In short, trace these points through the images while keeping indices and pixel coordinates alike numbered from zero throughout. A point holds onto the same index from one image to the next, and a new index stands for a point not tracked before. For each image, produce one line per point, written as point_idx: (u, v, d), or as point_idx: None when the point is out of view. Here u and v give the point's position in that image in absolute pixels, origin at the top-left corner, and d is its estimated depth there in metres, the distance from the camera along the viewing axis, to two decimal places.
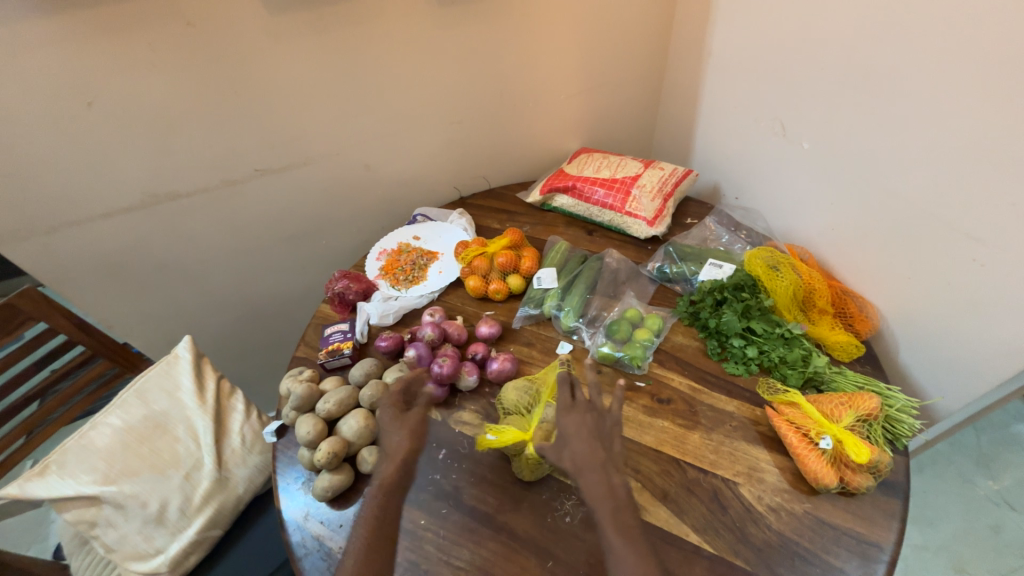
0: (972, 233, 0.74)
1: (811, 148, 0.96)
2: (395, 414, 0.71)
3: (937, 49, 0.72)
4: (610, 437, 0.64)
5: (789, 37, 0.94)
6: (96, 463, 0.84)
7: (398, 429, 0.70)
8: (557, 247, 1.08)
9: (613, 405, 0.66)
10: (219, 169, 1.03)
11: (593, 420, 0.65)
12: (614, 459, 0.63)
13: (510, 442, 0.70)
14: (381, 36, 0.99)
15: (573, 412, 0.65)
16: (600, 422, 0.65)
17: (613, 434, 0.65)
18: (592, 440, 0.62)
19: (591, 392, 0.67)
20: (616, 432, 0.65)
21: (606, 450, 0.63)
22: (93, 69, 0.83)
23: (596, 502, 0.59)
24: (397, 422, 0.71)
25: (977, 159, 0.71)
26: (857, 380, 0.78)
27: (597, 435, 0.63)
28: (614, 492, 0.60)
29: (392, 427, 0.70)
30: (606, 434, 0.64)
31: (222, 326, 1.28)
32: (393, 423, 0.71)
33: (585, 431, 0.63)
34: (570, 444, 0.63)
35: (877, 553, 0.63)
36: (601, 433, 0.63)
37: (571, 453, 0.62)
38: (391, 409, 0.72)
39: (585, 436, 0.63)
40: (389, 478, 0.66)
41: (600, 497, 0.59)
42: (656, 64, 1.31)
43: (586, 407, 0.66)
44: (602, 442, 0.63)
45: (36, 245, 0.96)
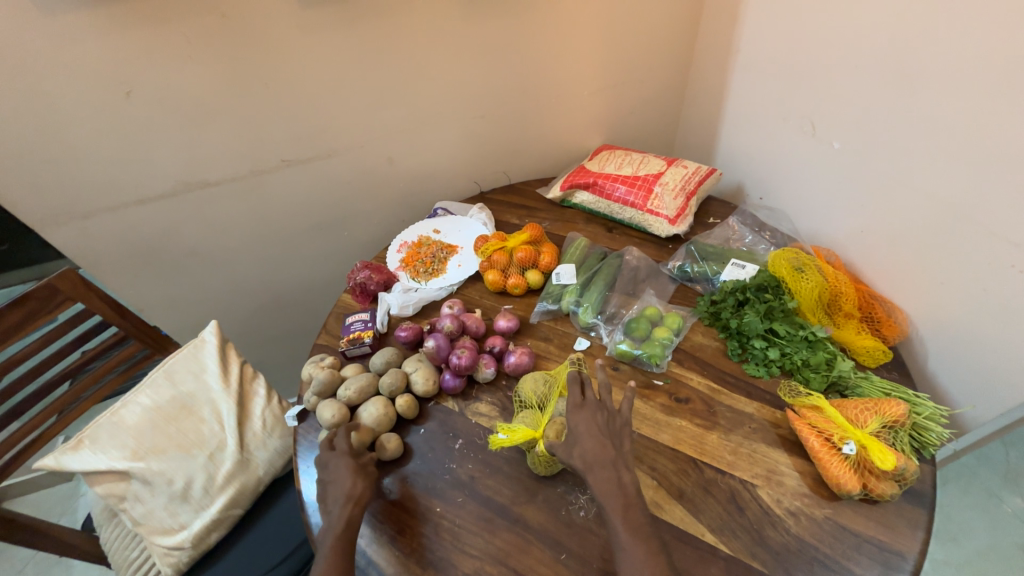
0: (1010, 239, 0.71)
1: (841, 148, 0.94)
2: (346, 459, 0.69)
3: (979, 47, 0.69)
4: (620, 435, 0.65)
5: (822, 33, 0.91)
6: (126, 440, 0.88)
7: (345, 479, 0.68)
8: (576, 243, 1.08)
9: (623, 405, 0.67)
10: (248, 159, 1.06)
11: (604, 419, 0.65)
12: (625, 457, 0.63)
13: (519, 441, 0.70)
14: (408, 30, 1.00)
15: (583, 410, 0.66)
16: (610, 420, 0.66)
17: (624, 433, 0.66)
18: (603, 437, 0.63)
19: (601, 391, 0.68)
20: (626, 431, 0.66)
21: (617, 448, 0.63)
22: (132, 60, 0.86)
23: (607, 498, 0.59)
24: (340, 470, 0.68)
25: (1019, 162, 0.68)
26: (883, 386, 0.77)
27: (606, 433, 0.64)
28: (624, 489, 0.60)
29: (338, 478, 0.68)
30: (616, 432, 0.65)
31: (246, 312, 1.32)
32: (341, 471, 0.68)
33: (595, 429, 0.64)
34: (580, 442, 0.63)
35: (899, 562, 0.61)
36: (611, 431, 0.64)
37: (581, 451, 0.62)
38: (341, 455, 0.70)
39: (596, 434, 0.63)
40: (343, 528, 0.64)
41: (611, 495, 0.59)
42: (682, 61, 1.29)
43: (596, 407, 0.66)
44: (613, 440, 0.64)
45: (75, 229, 1.00)
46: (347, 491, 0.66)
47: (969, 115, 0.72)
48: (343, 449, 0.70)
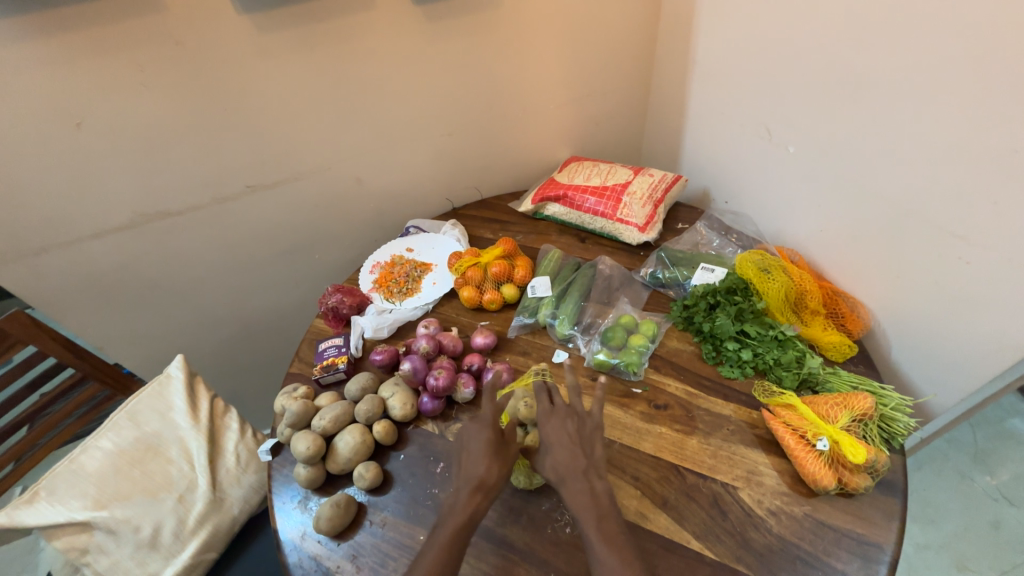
0: (956, 232, 0.76)
1: (797, 151, 0.98)
2: (488, 436, 0.65)
3: (913, 54, 0.74)
4: (592, 442, 0.65)
5: (773, 43, 0.96)
6: (87, 488, 0.83)
7: (479, 458, 0.64)
8: (549, 255, 1.08)
9: (592, 409, 0.67)
10: (210, 187, 1.03)
11: (575, 425, 0.65)
12: (597, 463, 0.63)
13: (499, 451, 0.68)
14: (371, 51, 1.00)
15: (554, 418, 0.66)
16: (581, 426, 0.66)
17: (596, 438, 0.65)
18: (574, 445, 0.63)
19: (571, 396, 0.68)
20: (597, 435, 0.65)
21: (588, 455, 0.63)
22: (83, 91, 0.83)
23: (579, 509, 0.59)
24: (479, 446, 0.65)
25: (958, 160, 0.73)
26: (851, 380, 0.79)
27: (578, 441, 0.64)
28: (596, 499, 0.60)
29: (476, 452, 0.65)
30: (587, 438, 0.64)
31: (215, 343, 1.27)
32: (478, 448, 0.65)
33: (567, 438, 0.64)
34: (552, 452, 0.63)
35: (878, 554, 0.63)
36: (581, 438, 0.64)
37: (553, 461, 0.62)
38: (483, 430, 0.66)
39: (567, 443, 0.63)
40: (473, 506, 0.61)
41: (583, 505, 0.59)
42: (643, 72, 1.33)
43: (567, 413, 0.67)
44: (584, 447, 0.64)
45: (24, 267, 0.95)
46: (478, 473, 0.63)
47: (909, 117, 0.77)
48: (485, 424, 0.66)
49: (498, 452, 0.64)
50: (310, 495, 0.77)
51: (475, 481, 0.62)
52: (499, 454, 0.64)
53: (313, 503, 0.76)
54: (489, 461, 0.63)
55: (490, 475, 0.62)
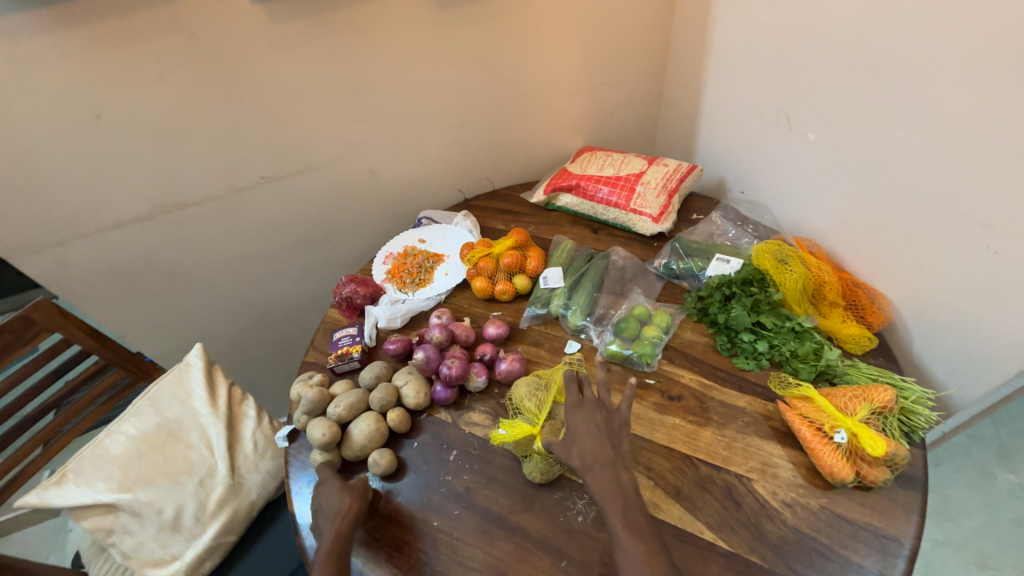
0: (984, 221, 0.73)
1: (817, 140, 0.95)
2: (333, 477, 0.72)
3: (941, 37, 0.71)
4: (620, 435, 0.65)
5: (793, 28, 0.93)
6: (112, 471, 0.85)
7: (334, 493, 0.70)
8: (562, 246, 1.08)
9: (622, 404, 0.67)
10: (226, 178, 1.04)
11: (603, 418, 0.65)
12: (624, 456, 0.63)
13: (520, 435, 0.71)
14: (383, 41, 1.00)
15: (582, 410, 0.66)
16: (609, 419, 0.66)
17: (623, 432, 0.65)
18: (602, 437, 0.63)
19: (601, 390, 0.68)
20: (624, 429, 0.66)
21: (616, 447, 0.63)
22: (102, 83, 0.85)
23: (606, 498, 0.59)
24: (331, 484, 0.71)
25: (988, 147, 0.70)
26: (871, 372, 0.77)
27: (605, 433, 0.64)
28: (623, 490, 0.60)
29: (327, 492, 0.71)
30: (615, 432, 0.65)
31: (232, 332, 1.29)
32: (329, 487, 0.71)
33: (594, 429, 0.64)
34: (579, 441, 0.63)
35: (896, 548, 0.62)
36: (609, 430, 0.64)
37: (580, 451, 0.62)
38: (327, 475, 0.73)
39: (595, 434, 0.63)
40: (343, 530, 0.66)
41: (610, 495, 0.59)
42: (658, 60, 1.30)
43: (595, 406, 0.67)
44: (612, 440, 0.64)
45: (50, 257, 0.97)
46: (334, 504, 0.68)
47: (935, 104, 0.74)
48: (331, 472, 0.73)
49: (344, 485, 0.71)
50: None
51: (335, 508, 0.68)
52: (348, 485, 0.71)
53: None
54: (340, 493, 0.70)
55: (347, 503, 0.69)
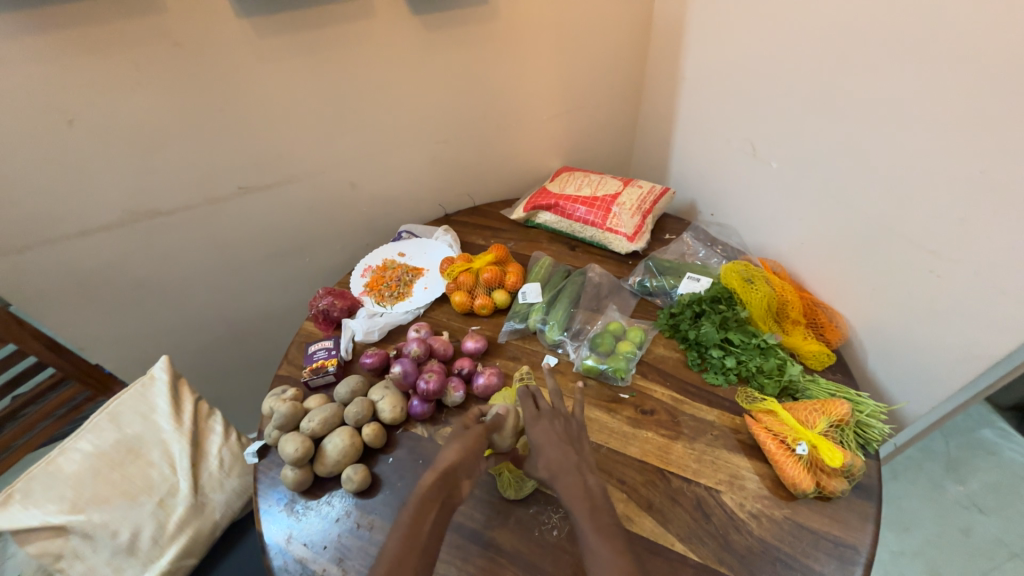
0: (929, 246, 0.79)
1: (780, 167, 1.01)
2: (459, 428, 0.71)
3: (889, 80, 0.78)
4: (579, 439, 0.68)
5: (757, 64, 1.00)
6: (64, 491, 0.81)
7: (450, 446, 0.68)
8: (540, 262, 1.10)
9: (575, 409, 0.71)
10: (202, 187, 1.03)
11: (562, 425, 0.69)
12: (586, 459, 0.66)
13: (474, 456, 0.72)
14: (368, 57, 1.02)
15: (541, 420, 0.69)
16: (567, 426, 0.69)
17: (581, 435, 0.69)
18: (564, 443, 0.66)
19: (554, 399, 0.72)
20: (582, 434, 0.70)
21: (578, 451, 0.66)
22: (75, 87, 0.83)
23: (574, 503, 0.60)
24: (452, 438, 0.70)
25: (931, 180, 0.76)
26: (829, 388, 0.82)
27: (567, 439, 0.67)
28: (590, 491, 0.62)
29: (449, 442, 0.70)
30: (574, 436, 0.68)
31: (200, 345, 1.25)
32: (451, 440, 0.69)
33: (555, 438, 0.67)
34: (543, 452, 0.65)
35: (853, 555, 0.65)
36: (569, 436, 0.68)
37: (545, 461, 0.64)
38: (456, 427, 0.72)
39: (557, 442, 0.66)
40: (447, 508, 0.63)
41: (578, 499, 0.61)
42: (634, 87, 1.37)
43: (552, 415, 0.70)
44: (573, 445, 0.67)
45: (5, 264, 0.93)
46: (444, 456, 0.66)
47: (884, 139, 0.81)
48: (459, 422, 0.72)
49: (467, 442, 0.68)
50: (296, 498, 0.76)
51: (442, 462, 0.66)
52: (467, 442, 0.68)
53: (300, 507, 0.75)
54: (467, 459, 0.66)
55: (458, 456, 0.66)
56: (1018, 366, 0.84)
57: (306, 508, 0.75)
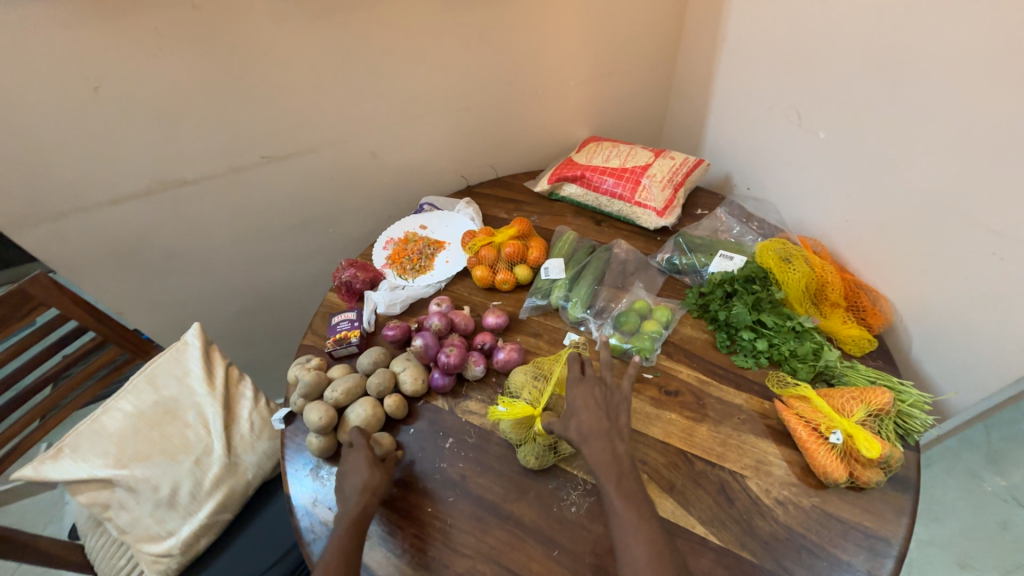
0: (993, 226, 0.72)
1: (827, 138, 0.94)
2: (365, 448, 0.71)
3: (961, 37, 0.69)
4: (618, 410, 0.66)
5: (809, 22, 0.91)
6: (109, 447, 0.86)
7: (361, 471, 0.69)
8: (564, 237, 1.06)
9: (622, 382, 0.68)
10: (226, 156, 1.03)
11: (602, 394, 0.67)
12: (620, 429, 0.64)
13: (520, 415, 0.71)
14: (388, 20, 0.98)
15: (581, 385, 0.68)
16: (608, 395, 0.67)
17: (621, 408, 0.67)
18: (599, 411, 0.65)
19: (602, 368, 0.70)
20: (623, 406, 0.67)
21: (612, 420, 0.65)
22: (97, 53, 0.82)
23: (600, 468, 0.61)
24: (358, 461, 0.70)
25: (1001, 152, 0.69)
26: (869, 375, 0.77)
27: (603, 407, 0.66)
28: (618, 459, 0.62)
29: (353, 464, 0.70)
30: (612, 406, 0.66)
31: (230, 313, 1.29)
32: (357, 462, 0.70)
33: (593, 403, 0.66)
34: (578, 415, 0.65)
35: (885, 548, 0.62)
36: (606, 405, 0.66)
37: (578, 424, 0.64)
38: (359, 444, 0.72)
39: (593, 408, 0.65)
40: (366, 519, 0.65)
41: (605, 466, 0.61)
42: (669, 50, 1.28)
43: (595, 381, 0.69)
44: (609, 414, 0.65)
45: (45, 232, 0.96)
46: (363, 480, 0.68)
47: (952, 105, 0.73)
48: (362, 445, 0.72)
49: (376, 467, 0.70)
50: (321, 464, 0.78)
51: (361, 486, 0.67)
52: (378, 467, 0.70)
53: (325, 472, 0.77)
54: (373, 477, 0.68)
55: (374, 478, 0.68)
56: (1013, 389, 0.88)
57: (330, 474, 0.77)
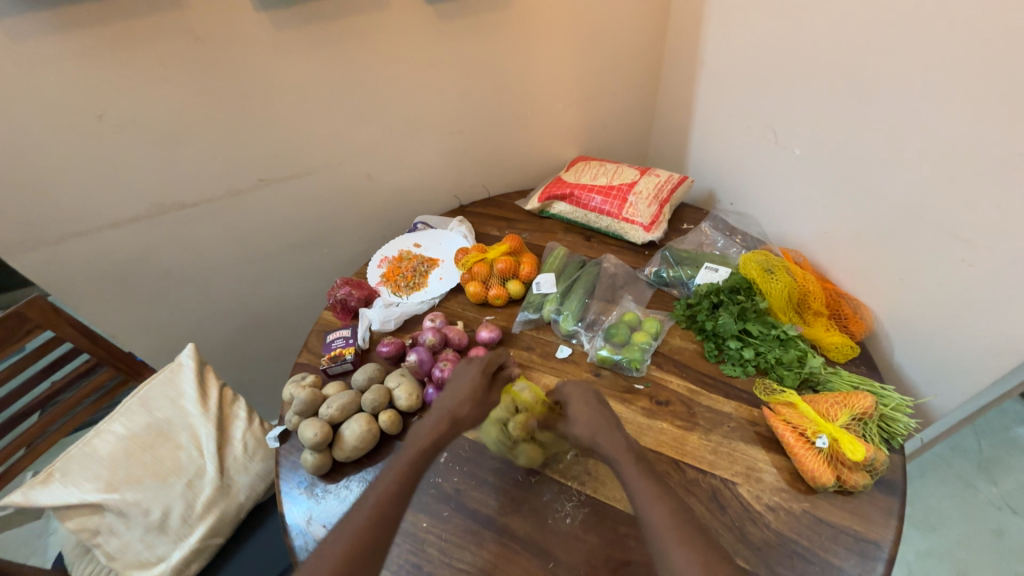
0: (963, 234, 0.76)
1: (803, 154, 0.98)
2: (477, 379, 0.77)
3: (921, 58, 0.74)
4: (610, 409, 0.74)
5: (781, 47, 0.96)
6: (100, 471, 0.85)
7: (459, 396, 0.75)
8: (555, 253, 1.09)
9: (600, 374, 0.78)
10: (225, 179, 1.05)
11: (594, 397, 0.75)
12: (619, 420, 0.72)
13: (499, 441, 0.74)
14: (383, 48, 1.02)
15: (575, 393, 0.75)
16: (599, 398, 0.75)
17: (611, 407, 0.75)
18: (598, 409, 0.72)
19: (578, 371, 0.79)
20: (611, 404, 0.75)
21: (610, 415, 0.72)
22: (102, 83, 0.86)
23: (616, 454, 0.67)
24: (467, 385, 0.76)
25: (968, 164, 0.73)
26: (853, 381, 0.79)
27: (600, 405, 0.73)
28: (629, 445, 0.68)
29: (458, 385, 0.77)
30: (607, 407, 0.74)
31: (223, 334, 1.29)
32: (463, 386, 0.76)
33: (591, 405, 0.73)
34: (581, 417, 0.71)
35: (875, 551, 0.63)
36: (602, 404, 0.74)
37: (583, 424, 0.70)
38: (473, 373, 0.78)
39: (594, 409, 0.72)
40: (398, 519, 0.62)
41: (619, 451, 0.67)
42: (652, 73, 1.34)
43: (584, 390, 0.76)
44: (606, 411, 0.73)
45: (43, 255, 0.97)
46: (452, 405, 0.74)
47: (917, 121, 0.77)
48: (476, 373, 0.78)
49: (481, 400, 0.75)
50: (315, 482, 0.78)
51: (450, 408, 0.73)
52: (480, 400, 0.75)
53: (319, 490, 0.77)
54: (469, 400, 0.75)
55: (460, 404, 0.74)
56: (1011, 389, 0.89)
57: (325, 491, 0.77)
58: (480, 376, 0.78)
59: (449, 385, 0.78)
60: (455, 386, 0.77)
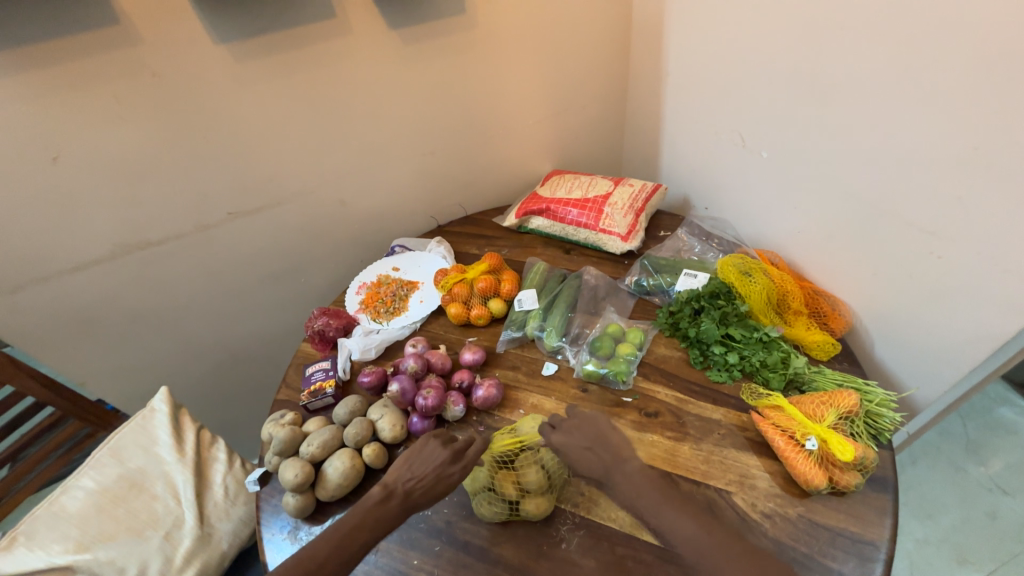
0: (926, 227, 0.78)
1: (770, 157, 1.01)
2: (447, 472, 0.67)
3: (872, 62, 0.77)
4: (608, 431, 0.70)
5: (741, 56, 0.99)
6: (69, 530, 0.80)
7: (425, 482, 0.67)
8: (535, 268, 1.08)
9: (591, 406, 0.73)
10: (193, 214, 1.03)
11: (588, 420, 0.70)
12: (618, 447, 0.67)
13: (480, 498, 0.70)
14: (349, 75, 1.02)
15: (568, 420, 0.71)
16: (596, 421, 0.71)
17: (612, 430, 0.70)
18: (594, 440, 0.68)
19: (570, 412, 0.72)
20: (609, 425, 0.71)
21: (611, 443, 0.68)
22: (57, 124, 0.83)
23: (632, 494, 0.62)
24: (431, 472, 0.67)
25: (925, 159, 0.75)
26: (836, 378, 0.80)
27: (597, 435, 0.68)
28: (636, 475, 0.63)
29: (428, 469, 0.68)
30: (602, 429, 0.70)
31: (200, 373, 1.24)
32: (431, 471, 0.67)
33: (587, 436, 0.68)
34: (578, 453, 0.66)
35: (873, 552, 0.62)
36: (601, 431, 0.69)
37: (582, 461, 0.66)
38: (443, 463, 0.68)
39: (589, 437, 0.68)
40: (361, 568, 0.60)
41: (632, 488, 0.62)
42: (619, 84, 1.36)
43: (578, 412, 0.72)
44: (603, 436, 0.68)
45: (1, 305, 0.93)
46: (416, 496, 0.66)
47: (874, 120, 0.80)
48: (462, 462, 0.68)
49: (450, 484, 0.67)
50: (300, 525, 0.75)
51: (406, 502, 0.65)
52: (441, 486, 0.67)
53: (303, 533, 0.74)
54: (430, 489, 0.66)
55: (423, 494, 0.66)
56: (984, 377, 0.91)
57: (309, 535, 0.74)
58: (458, 466, 0.68)
59: (415, 456, 0.69)
60: (424, 470, 0.68)
